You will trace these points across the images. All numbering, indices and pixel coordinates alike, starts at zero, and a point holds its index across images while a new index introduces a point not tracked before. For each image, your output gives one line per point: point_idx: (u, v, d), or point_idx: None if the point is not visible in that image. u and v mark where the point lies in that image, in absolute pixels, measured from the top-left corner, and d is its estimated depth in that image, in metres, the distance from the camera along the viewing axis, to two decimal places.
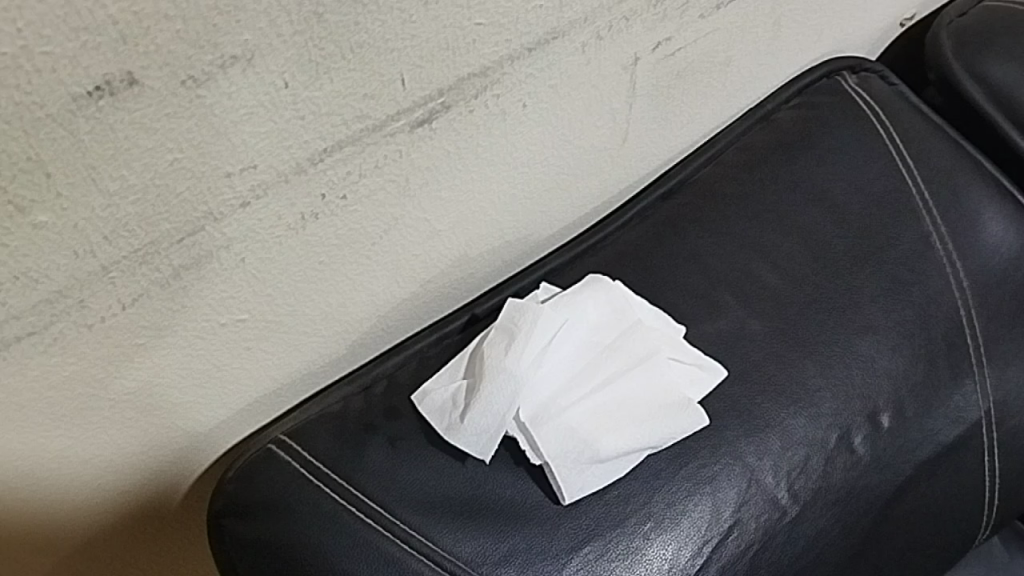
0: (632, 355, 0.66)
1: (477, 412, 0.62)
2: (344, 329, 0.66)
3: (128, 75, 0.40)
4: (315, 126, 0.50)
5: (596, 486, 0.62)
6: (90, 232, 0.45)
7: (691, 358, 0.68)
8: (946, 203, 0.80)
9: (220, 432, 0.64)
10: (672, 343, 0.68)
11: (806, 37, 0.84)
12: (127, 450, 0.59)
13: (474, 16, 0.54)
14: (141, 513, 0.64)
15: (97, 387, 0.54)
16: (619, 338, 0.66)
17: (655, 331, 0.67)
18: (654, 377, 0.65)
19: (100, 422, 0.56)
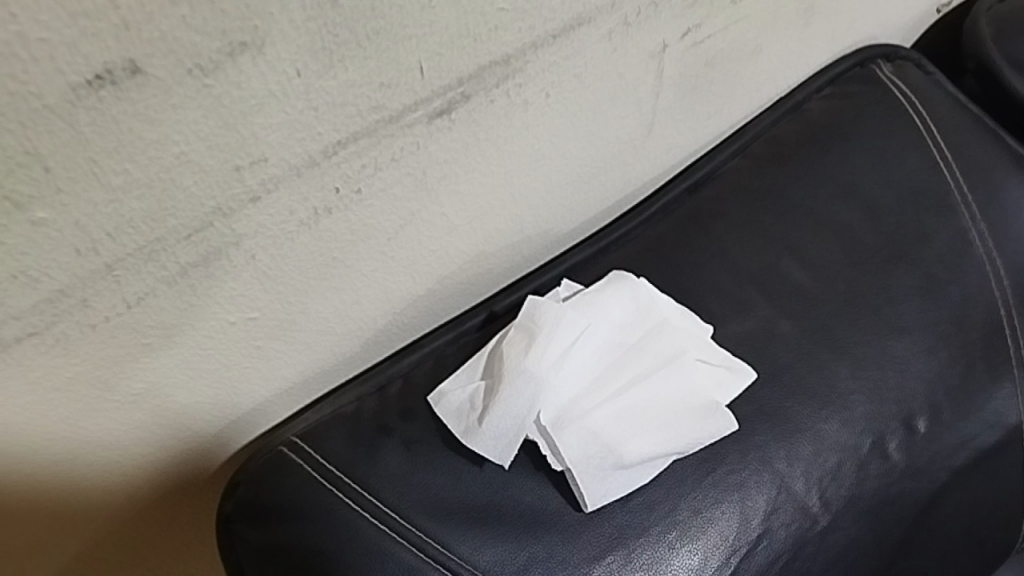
0: (658, 356, 0.63)
1: (496, 415, 0.60)
2: (359, 327, 0.64)
3: (131, 64, 0.37)
4: (329, 118, 0.48)
5: (621, 492, 0.60)
6: (92, 229, 0.43)
7: (719, 358, 0.65)
8: (986, 197, 0.77)
9: (232, 433, 0.62)
10: (699, 343, 0.65)
11: (840, 24, 0.81)
12: (143, 446, 0.57)
13: (497, 1, 0.50)
14: (154, 509, 0.62)
15: (103, 388, 0.52)
16: (644, 338, 0.64)
17: (681, 330, 0.65)
18: (681, 378, 0.63)
19: (114, 419, 0.54)
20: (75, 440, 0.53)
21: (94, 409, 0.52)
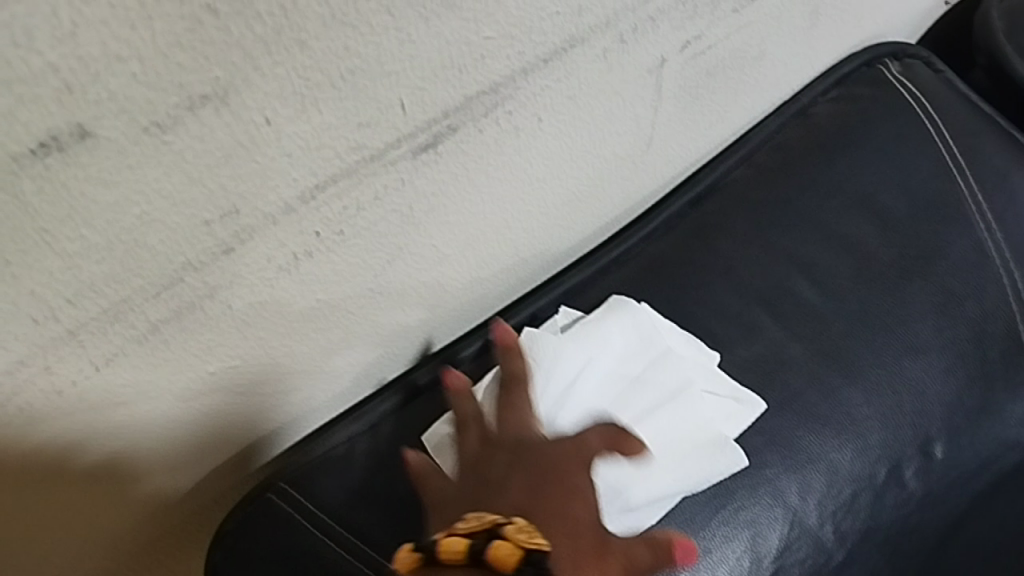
0: (663, 388, 0.60)
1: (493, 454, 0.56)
2: (348, 363, 0.60)
3: (78, 128, 0.34)
4: (303, 162, 0.44)
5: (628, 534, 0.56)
6: (49, 297, 0.40)
7: (728, 390, 0.62)
8: (1002, 204, 0.73)
9: (221, 478, 0.59)
10: (705, 372, 0.62)
11: (846, 23, 0.77)
12: (143, 449, 0.52)
13: (483, 30, 0.47)
14: (150, 512, 0.56)
15: (75, 447, 0.48)
16: (647, 370, 0.61)
17: (686, 359, 0.62)
18: (688, 410, 0.59)
19: (109, 417, 0.48)
20: (55, 505, 0.50)
21: (70, 470, 0.49)
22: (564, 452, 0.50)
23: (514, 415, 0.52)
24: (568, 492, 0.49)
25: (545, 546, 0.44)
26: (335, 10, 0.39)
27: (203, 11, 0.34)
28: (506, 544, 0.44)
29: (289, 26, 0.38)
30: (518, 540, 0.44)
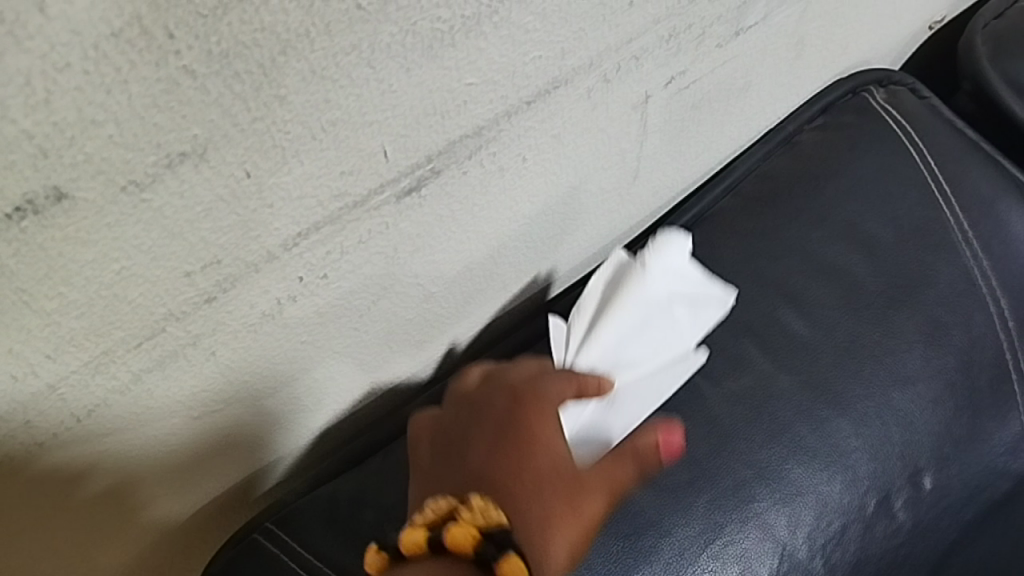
0: (643, 326, 0.61)
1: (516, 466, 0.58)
2: (348, 390, 0.60)
3: (54, 191, 0.34)
4: (285, 212, 0.44)
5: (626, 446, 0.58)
6: (29, 354, 0.39)
7: (699, 283, 0.65)
8: (987, 232, 0.74)
9: (215, 515, 0.59)
10: (670, 277, 0.63)
11: (831, 53, 0.76)
12: (146, 482, 0.52)
13: (465, 77, 0.46)
14: (150, 544, 0.55)
15: (78, 480, 0.48)
16: (621, 317, 0.61)
17: (654, 284, 0.63)
18: (668, 339, 0.62)
19: (113, 451, 0.48)
20: (61, 533, 0.49)
21: (75, 500, 0.49)
22: (529, 424, 0.50)
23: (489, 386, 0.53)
24: (520, 463, 0.48)
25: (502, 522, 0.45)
26: (315, 64, 0.38)
27: (180, 73, 0.34)
28: (461, 526, 0.45)
29: (268, 83, 0.37)
30: (475, 518, 0.46)
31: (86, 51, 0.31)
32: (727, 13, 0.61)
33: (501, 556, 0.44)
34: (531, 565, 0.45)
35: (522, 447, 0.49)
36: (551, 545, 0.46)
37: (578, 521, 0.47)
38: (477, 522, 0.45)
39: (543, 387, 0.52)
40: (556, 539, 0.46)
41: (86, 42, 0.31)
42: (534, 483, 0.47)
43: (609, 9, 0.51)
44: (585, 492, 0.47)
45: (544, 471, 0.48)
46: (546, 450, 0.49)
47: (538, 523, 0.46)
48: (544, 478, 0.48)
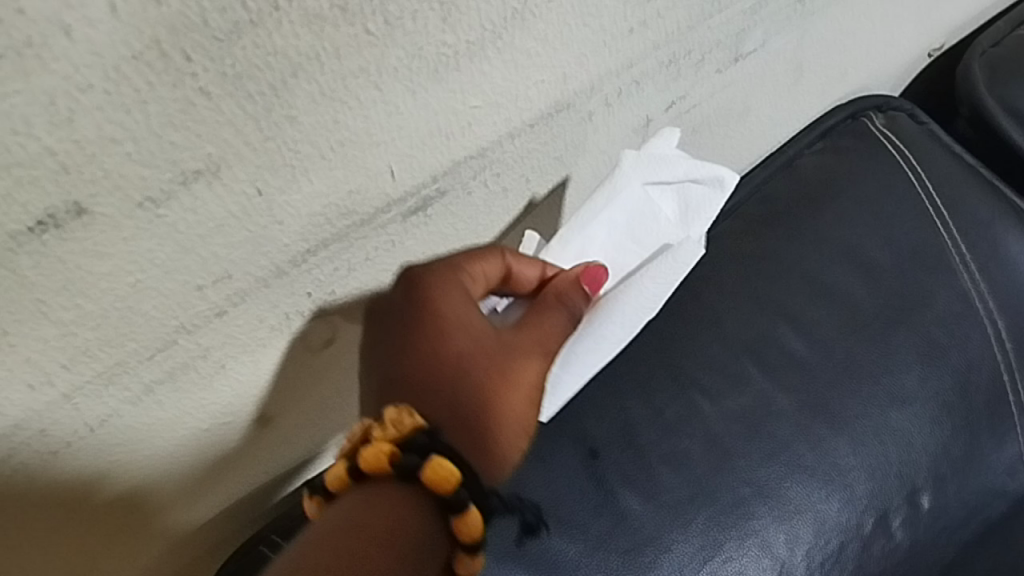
0: (623, 237, 0.57)
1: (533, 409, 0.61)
2: (357, 406, 0.62)
3: (74, 206, 0.35)
4: (295, 229, 0.45)
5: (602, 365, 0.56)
6: (46, 363, 0.41)
7: (683, 173, 0.59)
8: (984, 254, 0.75)
9: (222, 526, 0.60)
10: (652, 164, 0.58)
11: (830, 78, 0.77)
12: (159, 490, 0.53)
13: (469, 100, 0.48)
14: (161, 551, 0.57)
15: (98, 485, 0.49)
16: (598, 233, 0.57)
17: (629, 191, 0.57)
18: (655, 238, 0.58)
19: (129, 459, 0.49)
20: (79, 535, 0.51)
21: (91, 506, 0.50)
22: (455, 305, 0.50)
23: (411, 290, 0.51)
24: (456, 371, 0.49)
25: (420, 425, 0.45)
26: (325, 87, 0.40)
27: (195, 94, 0.35)
28: (372, 448, 0.44)
29: (280, 104, 0.39)
30: (387, 438, 0.45)
31: (107, 72, 0.32)
32: (725, 39, 0.62)
33: (420, 463, 0.44)
34: (486, 449, 0.49)
35: (454, 355, 0.50)
36: (491, 426, 0.49)
37: (523, 388, 0.51)
38: (390, 439, 0.44)
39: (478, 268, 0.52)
40: (496, 421, 0.50)
41: (108, 64, 0.32)
42: (468, 367, 0.50)
43: (609, 35, 0.52)
44: (520, 369, 0.51)
45: (477, 353, 0.50)
46: (475, 333, 0.51)
47: (475, 407, 0.49)
48: (474, 361, 0.50)
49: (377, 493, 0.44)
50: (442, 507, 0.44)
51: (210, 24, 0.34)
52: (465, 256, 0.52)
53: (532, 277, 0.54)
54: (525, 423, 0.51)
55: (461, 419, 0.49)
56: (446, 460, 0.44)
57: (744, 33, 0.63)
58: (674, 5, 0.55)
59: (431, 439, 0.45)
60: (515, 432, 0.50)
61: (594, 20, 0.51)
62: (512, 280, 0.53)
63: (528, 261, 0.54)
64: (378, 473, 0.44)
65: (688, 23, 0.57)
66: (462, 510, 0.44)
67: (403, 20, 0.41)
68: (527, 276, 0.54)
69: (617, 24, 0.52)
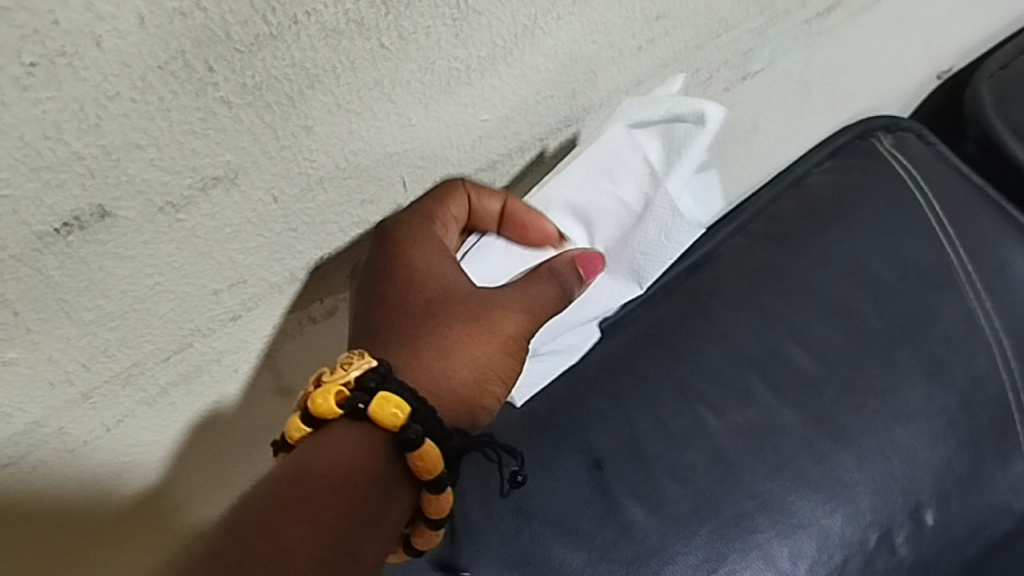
0: (601, 182, 0.55)
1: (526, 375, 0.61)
2: None
3: (98, 209, 0.37)
4: (308, 236, 0.47)
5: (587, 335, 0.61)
6: (65, 362, 0.42)
7: (665, 112, 0.54)
8: (990, 273, 0.75)
9: None
10: (637, 110, 0.55)
11: (839, 99, 0.77)
12: (173, 488, 0.54)
13: (480, 113, 0.49)
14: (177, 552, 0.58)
15: (107, 491, 0.50)
16: (574, 176, 0.54)
17: (613, 138, 0.54)
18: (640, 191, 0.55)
19: (145, 455, 0.51)
20: (87, 536, 0.52)
21: (109, 502, 0.51)
22: (427, 256, 0.49)
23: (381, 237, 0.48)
24: (426, 319, 0.49)
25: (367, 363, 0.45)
26: (340, 98, 0.42)
27: (216, 102, 0.37)
28: (320, 392, 0.44)
29: (296, 114, 0.40)
30: (335, 381, 0.45)
31: (134, 81, 0.34)
32: (733, 58, 0.63)
33: (367, 401, 0.44)
34: (451, 392, 0.49)
35: (424, 304, 0.49)
36: (458, 370, 0.49)
37: (495, 338, 0.50)
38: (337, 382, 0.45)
39: (445, 207, 0.49)
40: (464, 367, 0.49)
41: (135, 74, 0.34)
42: (436, 313, 0.49)
43: (618, 52, 0.54)
44: (491, 314, 0.50)
45: (445, 298, 0.49)
46: (442, 280, 0.50)
47: (441, 352, 0.49)
48: (441, 306, 0.49)
49: (331, 437, 0.45)
50: (397, 444, 0.44)
51: (232, 36, 0.35)
52: (434, 195, 0.49)
53: (494, 208, 0.51)
54: (498, 368, 0.51)
55: (424, 365, 0.48)
56: (394, 395, 0.44)
57: (752, 52, 0.64)
58: (682, 24, 0.56)
59: (382, 378, 0.45)
60: (487, 377, 0.50)
61: (603, 38, 0.52)
62: (477, 216, 0.51)
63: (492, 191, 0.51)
64: (330, 416, 0.44)
65: (696, 42, 0.58)
66: (415, 445, 0.44)
67: (417, 36, 0.42)
68: (490, 208, 0.51)
69: (625, 42, 0.53)
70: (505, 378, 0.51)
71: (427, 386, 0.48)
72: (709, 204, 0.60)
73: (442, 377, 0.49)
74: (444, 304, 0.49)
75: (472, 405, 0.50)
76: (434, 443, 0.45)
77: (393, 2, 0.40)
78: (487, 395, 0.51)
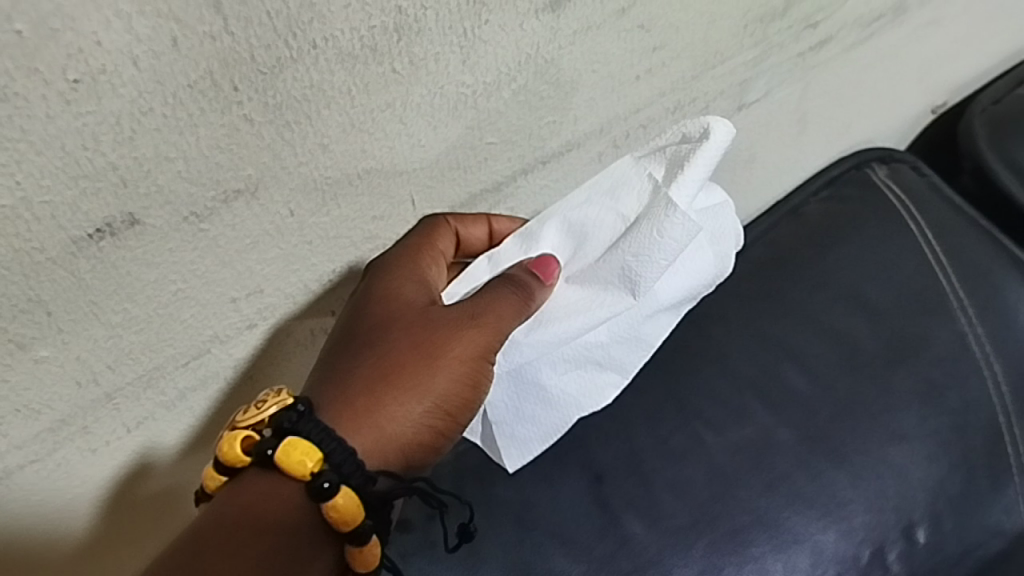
0: (603, 201, 0.55)
1: (509, 418, 0.56)
2: None
3: (128, 216, 0.40)
4: (323, 250, 0.50)
5: (593, 376, 0.57)
6: (92, 363, 0.45)
7: (673, 134, 0.55)
8: (982, 300, 0.76)
9: None
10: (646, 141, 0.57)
11: (834, 131, 0.80)
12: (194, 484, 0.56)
13: (485, 136, 0.52)
14: None
15: (118, 492, 0.52)
16: (579, 199, 0.56)
17: (619, 164, 0.55)
18: (633, 203, 0.54)
19: (168, 454, 0.53)
20: (92, 537, 0.53)
21: (133, 497, 0.53)
22: (389, 281, 0.50)
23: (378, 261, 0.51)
24: (380, 344, 0.49)
25: (284, 405, 0.46)
26: (354, 119, 0.45)
27: (240, 120, 0.40)
28: (231, 436, 0.46)
29: (313, 133, 0.43)
30: (247, 423, 0.46)
31: (166, 97, 0.37)
32: (729, 89, 0.65)
33: (274, 447, 0.44)
34: (394, 425, 0.48)
35: (382, 329, 0.49)
36: (391, 402, 0.48)
37: (444, 370, 0.49)
38: (249, 424, 0.46)
39: (434, 238, 0.52)
40: (399, 398, 0.48)
41: (168, 91, 0.37)
42: (382, 336, 0.49)
43: (617, 81, 0.57)
44: (435, 338, 0.49)
45: (391, 321, 0.50)
46: (401, 307, 0.50)
47: (379, 380, 0.48)
48: (392, 332, 0.49)
49: (244, 485, 0.45)
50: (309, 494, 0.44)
51: (257, 59, 0.39)
52: (431, 217, 0.52)
53: (480, 234, 0.54)
54: (441, 399, 0.49)
55: (363, 394, 0.48)
56: (303, 442, 0.44)
57: (746, 84, 0.66)
58: (679, 56, 0.59)
59: (296, 418, 0.45)
60: (431, 411, 0.49)
61: (603, 67, 0.55)
62: (466, 245, 0.53)
63: (479, 221, 0.54)
64: (240, 463, 0.46)
65: (692, 73, 0.61)
66: (325, 495, 0.43)
67: (426, 62, 0.45)
68: (477, 236, 0.54)
69: (624, 72, 0.57)
70: (451, 410, 0.50)
71: (355, 420, 0.47)
72: (720, 233, 0.59)
73: (375, 407, 0.48)
74: (399, 329, 0.49)
75: (408, 443, 0.49)
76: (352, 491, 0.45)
77: (405, 31, 0.43)
78: (427, 431, 0.50)
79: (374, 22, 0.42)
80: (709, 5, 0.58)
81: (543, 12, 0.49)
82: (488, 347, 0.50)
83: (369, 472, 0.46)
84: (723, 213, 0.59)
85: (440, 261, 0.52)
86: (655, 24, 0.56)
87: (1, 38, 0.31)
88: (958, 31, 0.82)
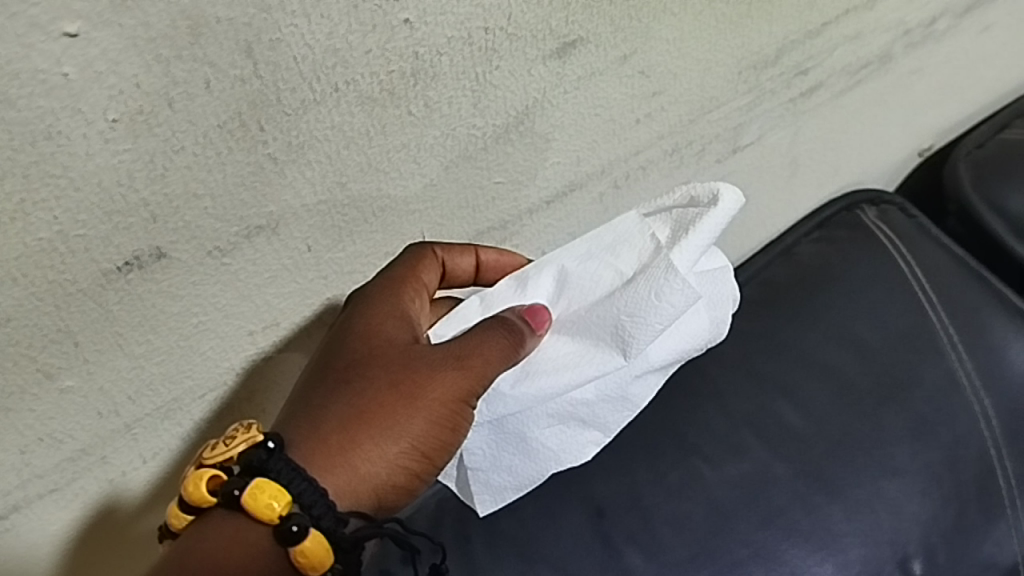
0: (603, 256, 0.56)
1: (485, 465, 0.56)
2: None
3: (156, 250, 0.41)
4: (337, 284, 0.51)
5: (573, 437, 0.56)
6: (114, 394, 0.46)
7: (680, 196, 0.56)
8: (971, 338, 0.77)
9: None
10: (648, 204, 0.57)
11: (824, 174, 0.82)
12: None
13: (493, 176, 0.54)
14: None
15: (134, 522, 0.53)
16: (579, 251, 0.56)
17: (623, 221, 0.56)
18: (628, 261, 0.55)
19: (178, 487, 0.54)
20: (109, 568, 0.54)
21: (136, 532, 0.53)
22: (374, 320, 0.49)
23: (366, 295, 0.50)
24: (359, 382, 0.49)
25: (250, 441, 0.46)
26: (372, 159, 0.47)
27: (265, 159, 0.42)
28: (197, 476, 0.46)
29: (332, 172, 0.45)
30: (215, 461, 0.46)
31: (198, 137, 0.39)
32: (724, 133, 0.68)
33: (241, 489, 0.45)
34: (368, 465, 0.48)
35: (362, 365, 0.49)
36: (366, 444, 0.48)
37: (420, 411, 0.48)
38: (217, 462, 0.46)
39: (418, 272, 0.51)
40: (373, 439, 0.48)
41: (199, 131, 0.39)
42: (362, 374, 0.49)
43: (618, 125, 0.59)
44: (416, 379, 0.49)
45: (373, 358, 0.49)
46: (383, 344, 0.50)
47: (356, 420, 0.48)
48: (372, 372, 0.49)
49: (210, 526, 0.46)
50: (278, 539, 0.44)
51: (283, 101, 0.41)
52: (414, 248, 0.52)
53: (466, 264, 0.53)
54: (418, 441, 0.49)
55: (340, 433, 0.48)
56: (271, 485, 0.45)
57: (741, 128, 0.69)
58: (676, 102, 0.62)
59: (264, 459, 0.46)
60: (407, 454, 0.49)
61: (604, 111, 0.57)
62: (450, 276, 0.53)
63: (465, 251, 0.54)
64: (205, 503, 0.46)
65: (689, 117, 0.64)
66: (294, 539, 0.44)
67: (440, 105, 0.48)
68: (464, 265, 0.53)
69: (625, 116, 0.59)
70: (428, 452, 0.49)
71: (329, 458, 0.47)
72: (718, 300, 0.58)
73: (349, 446, 0.48)
74: (379, 368, 0.49)
75: (382, 484, 0.49)
76: (322, 535, 0.45)
77: (421, 75, 0.46)
78: (402, 472, 0.49)
79: (392, 67, 0.44)
80: (706, 53, 0.61)
81: (549, 58, 0.51)
82: (470, 391, 0.49)
83: (340, 514, 0.46)
84: (723, 277, 0.58)
85: (424, 295, 0.51)
86: (654, 71, 0.58)
87: (49, 79, 0.34)
88: (941, 78, 0.85)
